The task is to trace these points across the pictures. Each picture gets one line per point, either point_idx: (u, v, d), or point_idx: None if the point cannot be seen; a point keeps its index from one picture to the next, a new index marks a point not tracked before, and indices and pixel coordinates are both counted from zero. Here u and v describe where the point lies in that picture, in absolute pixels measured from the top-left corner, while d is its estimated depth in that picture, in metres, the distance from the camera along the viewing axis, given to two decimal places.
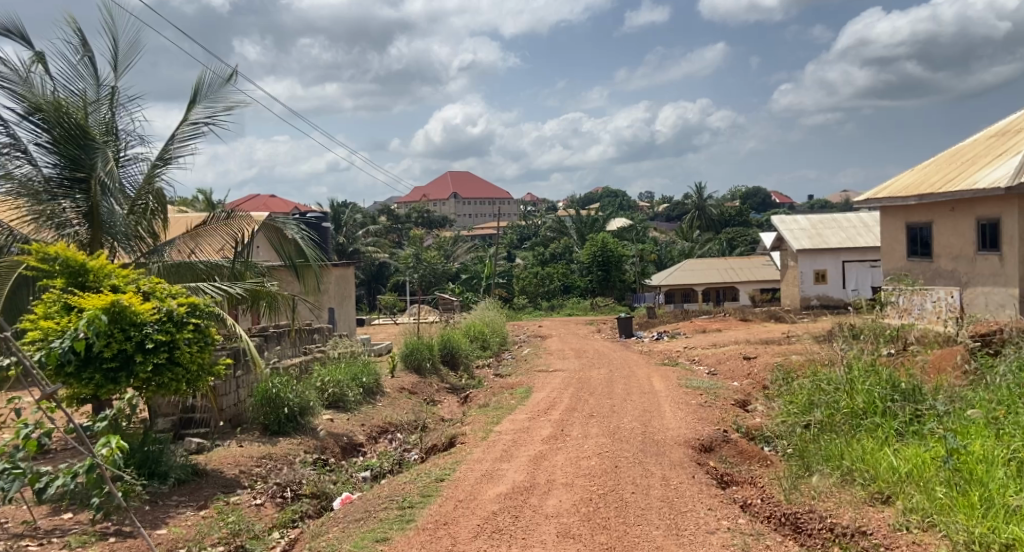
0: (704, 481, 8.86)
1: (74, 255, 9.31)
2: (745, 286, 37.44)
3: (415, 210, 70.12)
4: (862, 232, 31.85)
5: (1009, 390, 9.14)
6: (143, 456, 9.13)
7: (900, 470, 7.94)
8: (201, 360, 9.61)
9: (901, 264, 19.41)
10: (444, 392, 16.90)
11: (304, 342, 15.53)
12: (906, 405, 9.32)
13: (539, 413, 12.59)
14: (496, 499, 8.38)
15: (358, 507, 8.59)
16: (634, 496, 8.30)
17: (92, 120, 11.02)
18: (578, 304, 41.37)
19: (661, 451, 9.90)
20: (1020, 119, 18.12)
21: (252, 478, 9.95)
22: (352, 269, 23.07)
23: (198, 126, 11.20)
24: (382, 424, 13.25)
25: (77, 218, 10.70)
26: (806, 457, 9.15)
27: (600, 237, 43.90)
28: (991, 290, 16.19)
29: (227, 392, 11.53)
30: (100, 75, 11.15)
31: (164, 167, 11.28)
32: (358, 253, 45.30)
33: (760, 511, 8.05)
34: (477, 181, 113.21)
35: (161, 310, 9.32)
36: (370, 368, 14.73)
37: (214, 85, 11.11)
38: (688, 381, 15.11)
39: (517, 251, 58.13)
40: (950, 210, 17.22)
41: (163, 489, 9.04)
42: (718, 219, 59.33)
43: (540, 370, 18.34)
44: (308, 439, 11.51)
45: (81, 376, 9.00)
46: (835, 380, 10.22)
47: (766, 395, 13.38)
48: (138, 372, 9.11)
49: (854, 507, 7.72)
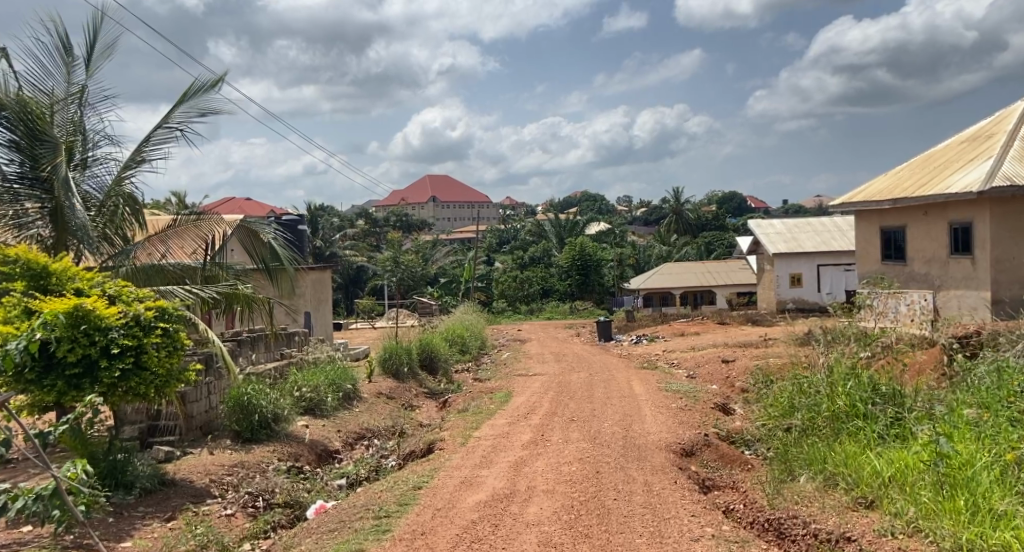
0: (687, 487, 8.72)
1: (35, 256, 9.30)
2: (722, 289, 37.48)
3: (394, 214, 69.58)
4: (837, 237, 32.07)
5: (990, 391, 9.09)
6: (108, 465, 8.91)
7: (883, 475, 7.80)
8: (170, 366, 9.35)
9: (875, 267, 19.44)
10: (423, 397, 16.70)
11: (279, 346, 15.26)
12: (887, 409, 9.20)
13: (518, 418, 12.43)
14: (475, 507, 8.20)
15: (332, 517, 8.36)
16: (616, 503, 8.14)
17: (59, 119, 10.77)
18: (556, 308, 41.29)
19: (643, 456, 9.77)
20: (990, 124, 18.24)
21: (222, 487, 9.70)
22: (328, 272, 22.71)
23: (173, 130, 10.94)
24: (359, 430, 13.03)
25: (40, 218, 10.55)
26: (788, 461, 9.02)
27: (578, 241, 43.66)
28: (964, 293, 16.20)
29: (197, 398, 11.26)
30: (71, 73, 10.87)
31: (134, 168, 11.02)
32: (336, 257, 44.99)
33: (743, 517, 7.96)
34: (456, 185, 113.14)
35: (128, 314, 9.06)
36: (347, 373, 14.50)
37: (191, 90, 10.84)
38: (668, 385, 15.00)
39: (496, 255, 58.05)
40: (924, 214, 17.27)
41: (128, 499, 8.80)
42: (695, 223, 59.62)
43: (519, 374, 18.19)
44: (282, 446, 11.29)
45: (43, 383, 8.76)
46: (815, 383, 10.10)
47: (745, 398, 13.31)
48: (103, 379, 8.85)
49: (837, 512, 7.62)
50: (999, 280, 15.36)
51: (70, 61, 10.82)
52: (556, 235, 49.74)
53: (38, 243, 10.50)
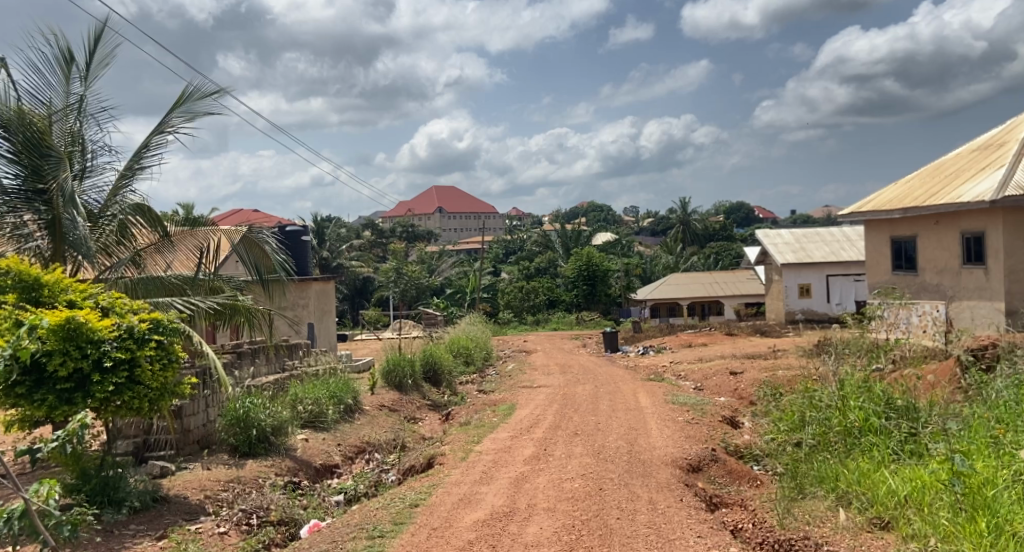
0: (693, 505, 8.43)
1: (27, 269, 9.11)
2: (731, 300, 37.08)
3: (400, 224, 68.89)
4: (845, 246, 31.72)
5: (1008, 407, 8.77)
6: (100, 482, 8.67)
7: (899, 494, 7.52)
8: (165, 379, 9.06)
9: (885, 278, 19.11)
10: (426, 410, 16.39)
11: (280, 359, 15.02)
12: (902, 423, 8.90)
13: (522, 432, 12.17)
14: (472, 526, 7.93)
15: (325, 537, 8.09)
16: (619, 523, 7.86)
17: (57, 130, 10.53)
18: (563, 319, 41.01)
19: (647, 472, 9.48)
20: (1002, 132, 17.93)
21: (216, 504, 9.43)
22: (332, 283, 22.33)
23: (167, 138, 10.72)
24: (360, 444, 12.77)
25: (39, 231, 10.34)
26: (798, 478, 8.70)
27: (585, 251, 43.34)
28: (977, 304, 15.87)
29: (194, 412, 11.02)
30: (69, 83, 10.66)
31: (132, 178, 10.81)
32: (341, 269, 44.86)
33: (751, 537, 7.64)
34: (462, 196, 113.25)
35: (121, 326, 8.83)
36: (348, 386, 14.22)
37: (183, 95, 10.62)
38: (674, 398, 14.63)
39: (502, 264, 57.82)
40: (935, 223, 16.96)
41: (120, 518, 8.54)
42: (702, 233, 59.33)
43: (524, 386, 17.88)
44: (280, 461, 11.03)
45: (33, 397, 8.52)
46: (825, 396, 9.77)
47: (755, 412, 13.00)
48: (94, 393, 8.59)
49: (851, 533, 7.31)
50: (1013, 290, 15.02)
51: (69, 72, 10.63)
52: (562, 245, 49.48)
53: (38, 257, 10.33)
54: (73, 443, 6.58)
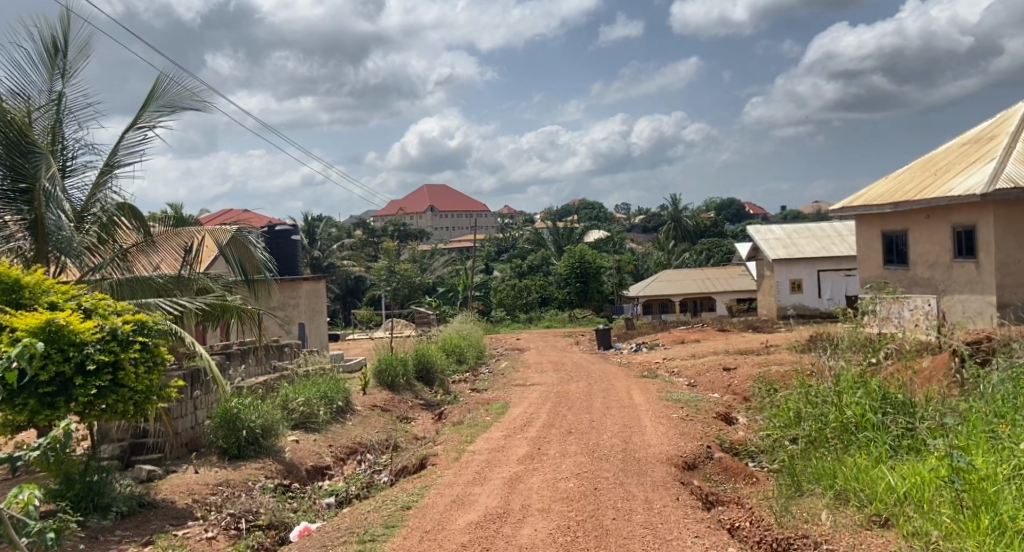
0: (689, 504, 8.33)
1: (6, 271, 8.87)
2: (723, 296, 37.01)
3: (393, 223, 68.65)
4: (836, 241, 31.68)
5: (1005, 402, 8.69)
6: (84, 486, 8.50)
7: (898, 491, 7.40)
8: (150, 382, 8.91)
9: (878, 273, 19.06)
10: (419, 410, 16.23)
11: (270, 359, 14.86)
12: (898, 419, 8.79)
13: (515, 430, 12.05)
14: (466, 529, 7.80)
15: (315, 541, 7.95)
16: (614, 524, 7.73)
17: (38, 128, 10.33)
18: (556, 316, 40.88)
19: (643, 470, 9.36)
20: (993, 125, 17.84)
21: (205, 508, 9.27)
22: (323, 283, 22.15)
23: (145, 134, 10.53)
24: (351, 444, 12.62)
25: (21, 230, 10.14)
26: (794, 474, 8.60)
27: (577, 249, 43.24)
28: (969, 298, 15.81)
29: (182, 414, 10.90)
30: (51, 79, 10.46)
31: (112, 177, 10.62)
32: (333, 269, 44.72)
33: (749, 537, 7.58)
34: (455, 194, 113.04)
35: (104, 328, 8.67)
36: (340, 386, 14.06)
37: (159, 89, 10.42)
38: (668, 395, 14.53)
39: (495, 263, 57.70)
40: (926, 217, 16.91)
41: (105, 523, 8.39)
42: (694, 230, 59.27)
43: (517, 384, 17.72)
44: (269, 463, 10.88)
45: (14, 402, 8.25)
46: (821, 392, 9.61)
47: (749, 408, 12.92)
48: (78, 397, 8.42)
49: (851, 532, 7.20)
50: (1004, 283, 14.96)
51: (51, 67, 10.44)
52: (554, 243, 49.36)
53: (20, 257, 10.15)
54: (53, 452, 6.31)
